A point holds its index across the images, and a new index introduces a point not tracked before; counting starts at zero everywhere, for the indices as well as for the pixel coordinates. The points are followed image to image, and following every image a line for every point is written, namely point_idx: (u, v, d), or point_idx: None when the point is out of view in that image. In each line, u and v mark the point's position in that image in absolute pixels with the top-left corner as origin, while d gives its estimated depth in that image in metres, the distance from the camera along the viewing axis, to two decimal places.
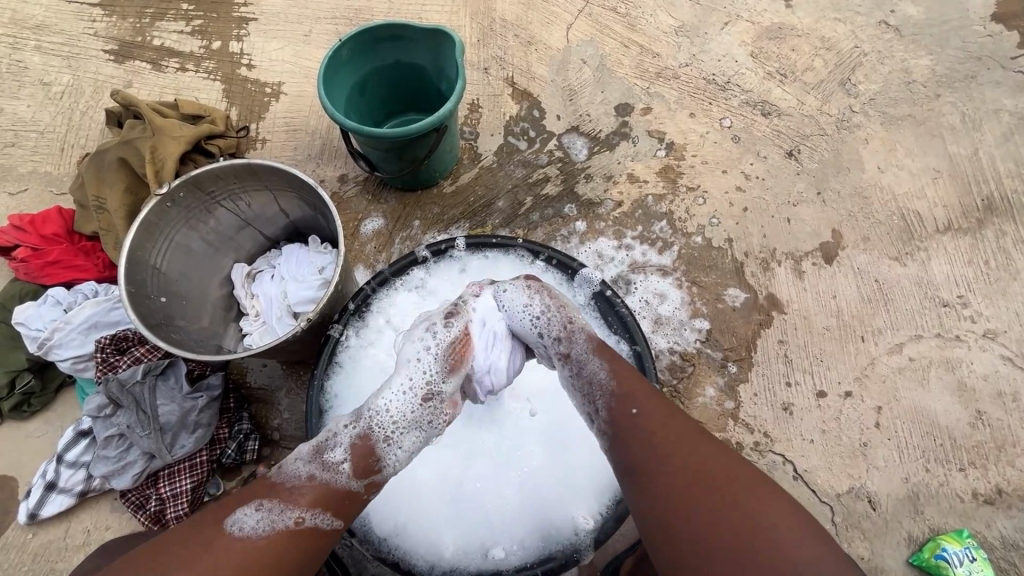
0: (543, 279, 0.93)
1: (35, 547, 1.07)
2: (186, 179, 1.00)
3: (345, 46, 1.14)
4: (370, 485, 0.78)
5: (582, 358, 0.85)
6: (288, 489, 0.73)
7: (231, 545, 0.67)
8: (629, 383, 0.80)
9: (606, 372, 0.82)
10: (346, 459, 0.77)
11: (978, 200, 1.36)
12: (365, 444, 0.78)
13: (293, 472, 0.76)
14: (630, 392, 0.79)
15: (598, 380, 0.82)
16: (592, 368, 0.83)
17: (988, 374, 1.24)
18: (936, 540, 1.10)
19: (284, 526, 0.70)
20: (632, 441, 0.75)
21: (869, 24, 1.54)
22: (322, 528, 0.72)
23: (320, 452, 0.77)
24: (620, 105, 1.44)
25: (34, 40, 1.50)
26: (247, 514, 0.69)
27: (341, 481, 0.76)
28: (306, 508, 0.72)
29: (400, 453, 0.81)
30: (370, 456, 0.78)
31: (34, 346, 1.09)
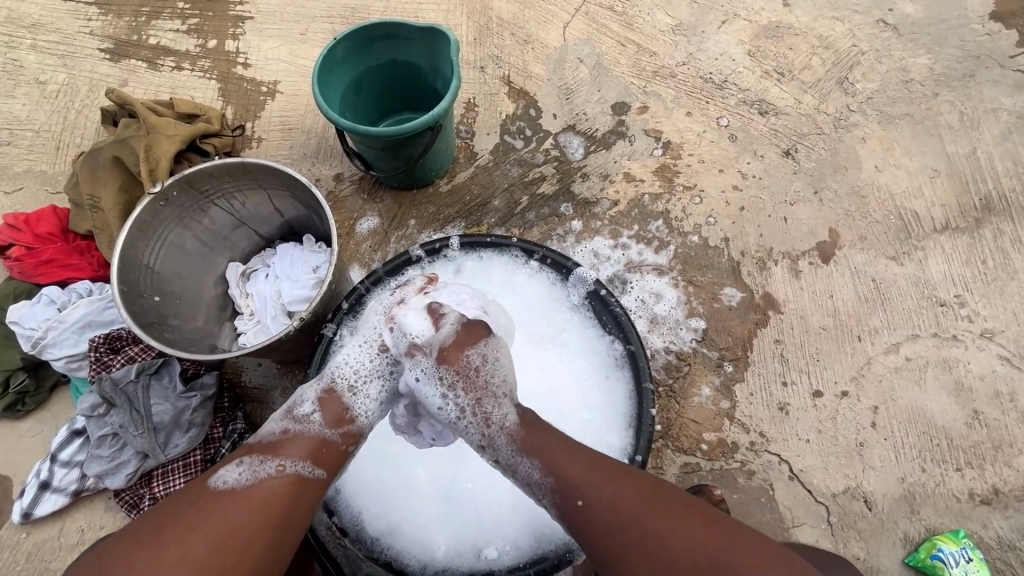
0: (458, 368, 0.88)
1: (28, 546, 1.07)
2: (179, 178, 1.00)
3: (340, 44, 1.14)
4: (344, 435, 0.82)
5: (512, 460, 0.80)
6: (265, 445, 0.77)
7: (215, 500, 0.70)
8: (566, 468, 0.75)
9: (541, 467, 0.77)
10: (316, 410, 0.82)
11: (976, 199, 1.36)
12: (333, 397, 0.84)
13: (269, 432, 0.80)
14: (570, 478, 0.75)
15: (535, 477, 0.77)
16: (526, 468, 0.78)
17: (985, 373, 1.23)
18: (932, 540, 1.10)
19: (267, 473, 0.73)
20: (589, 535, 0.72)
21: (867, 22, 1.54)
22: (305, 474, 0.74)
23: (290, 409, 0.83)
24: (617, 104, 1.43)
25: (30, 38, 1.50)
26: (230, 470, 0.73)
27: (315, 430, 0.80)
28: (287, 456, 0.75)
29: (368, 402, 0.87)
30: (338, 407, 0.84)
31: (28, 345, 1.09)
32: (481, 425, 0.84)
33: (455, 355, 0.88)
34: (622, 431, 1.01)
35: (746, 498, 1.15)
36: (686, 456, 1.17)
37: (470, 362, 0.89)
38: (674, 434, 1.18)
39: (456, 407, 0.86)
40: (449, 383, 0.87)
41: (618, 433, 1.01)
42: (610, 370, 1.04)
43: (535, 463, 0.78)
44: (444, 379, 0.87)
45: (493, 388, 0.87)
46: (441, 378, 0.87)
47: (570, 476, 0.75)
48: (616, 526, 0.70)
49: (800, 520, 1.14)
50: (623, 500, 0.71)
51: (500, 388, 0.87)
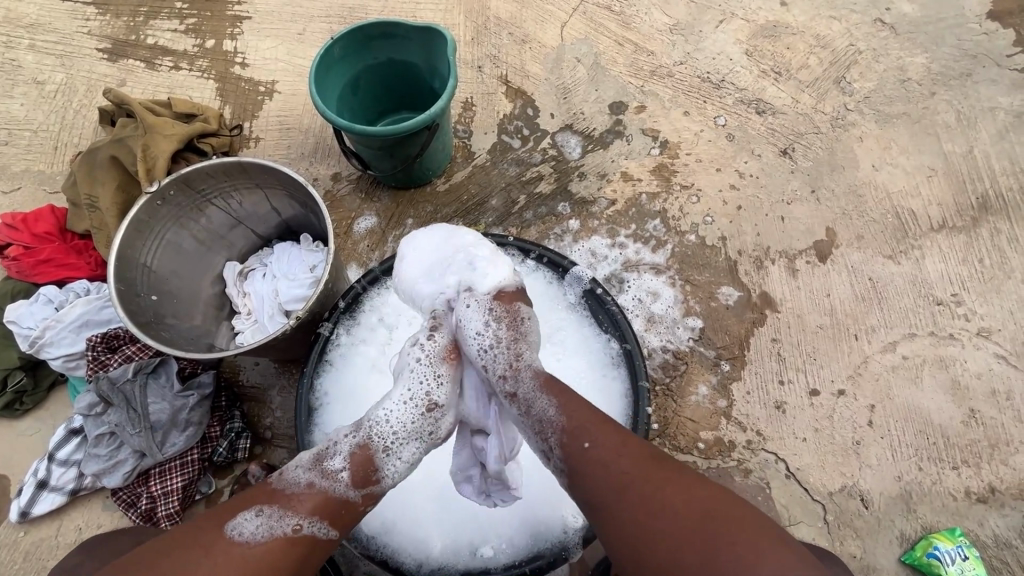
0: (508, 308, 0.91)
1: (27, 545, 1.07)
2: (177, 177, 1.00)
3: (337, 43, 1.14)
4: (367, 494, 0.78)
5: (530, 396, 0.82)
6: (288, 495, 0.73)
7: (231, 551, 0.67)
8: (578, 414, 0.77)
9: (557, 407, 0.79)
10: (345, 468, 0.77)
11: (973, 198, 1.36)
12: (364, 451, 0.79)
13: (293, 480, 0.76)
14: (581, 423, 0.76)
15: (550, 415, 0.79)
16: (541, 405, 0.80)
17: (982, 372, 1.23)
18: (928, 538, 1.10)
19: (282, 532, 0.69)
20: (586, 482, 0.72)
21: (864, 22, 1.54)
22: (319, 536, 0.71)
23: (319, 459, 0.78)
24: (614, 104, 1.44)
25: (28, 38, 1.50)
26: (247, 519, 0.69)
27: (338, 489, 0.75)
28: (304, 514, 0.72)
29: (398, 463, 0.81)
30: (368, 464, 0.78)
31: (26, 344, 1.09)
32: (509, 358, 0.86)
33: (509, 297, 0.93)
34: None
35: (743, 497, 1.15)
36: (683, 454, 1.18)
37: (518, 310, 0.92)
38: (671, 433, 1.19)
39: (494, 338, 0.89)
40: (496, 316, 0.90)
41: None
42: (607, 369, 1.04)
43: (551, 404, 0.79)
44: (493, 311, 0.90)
45: (530, 339, 0.90)
46: (489, 310, 0.91)
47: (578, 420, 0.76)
48: (616, 473, 0.70)
49: (796, 518, 1.14)
50: (629, 451, 0.72)
51: (535, 342, 0.90)
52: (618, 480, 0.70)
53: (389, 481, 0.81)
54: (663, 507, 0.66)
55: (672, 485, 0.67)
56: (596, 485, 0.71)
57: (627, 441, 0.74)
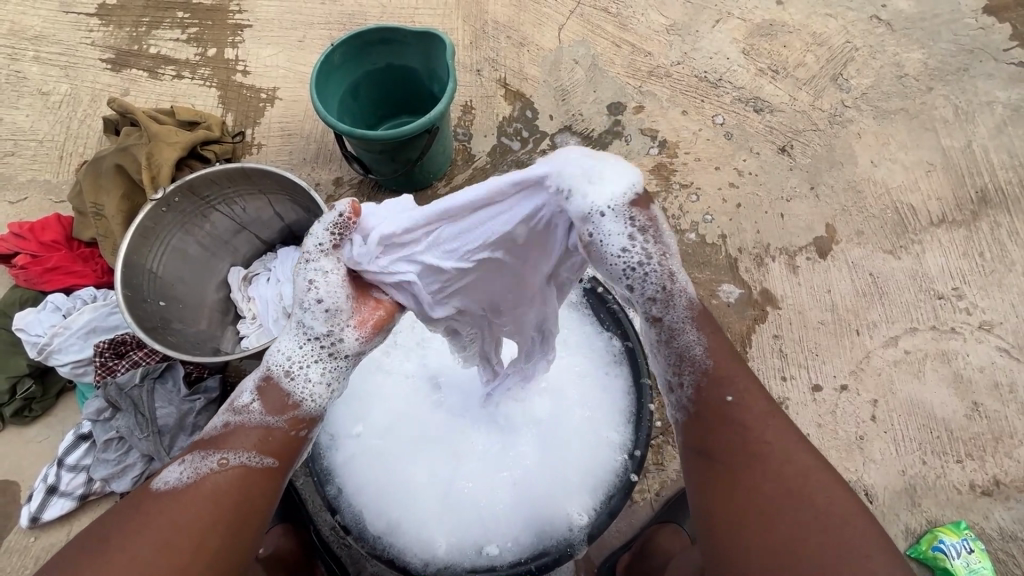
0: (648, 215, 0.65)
1: (37, 550, 1.08)
2: (180, 184, 1.02)
3: (336, 51, 1.16)
4: (292, 420, 0.68)
5: (677, 325, 0.69)
6: (208, 440, 0.67)
7: (159, 500, 0.61)
8: (725, 363, 0.69)
9: (705, 346, 0.69)
10: (253, 398, 0.68)
11: (973, 192, 1.36)
12: (270, 383, 0.68)
13: (211, 427, 0.69)
14: (725, 371, 0.69)
15: (694, 352, 0.69)
16: (688, 338, 0.69)
17: (985, 366, 1.24)
18: (933, 532, 1.11)
19: (208, 469, 0.63)
20: (717, 434, 0.67)
21: (860, 19, 1.55)
22: (250, 464, 0.63)
23: (230, 401, 0.69)
24: (612, 104, 1.45)
25: (33, 50, 1.52)
26: (172, 471, 0.64)
27: (257, 419, 0.67)
28: (229, 449, 0.65)
29: (312, 386, 0.69)
30: (279, 392, 0.68)
31: (35, 351, 1.10)
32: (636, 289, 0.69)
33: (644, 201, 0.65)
34: (620, 427, 1.00)
35: None
36: None
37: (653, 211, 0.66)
38: None
39: (643, 251, 0.65)
40: (640, 228, 0.64)
41: (617, 429, 1.00)
42: (610, 367, 1.05)
43: (700, 339, 0.69)
44: (636, 222, 0.64)
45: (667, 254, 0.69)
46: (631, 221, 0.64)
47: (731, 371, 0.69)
48: (756, 438, 0.65)
49: None
50: (773, 423, 0.66)
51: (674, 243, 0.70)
52: (756, 447, 0.65)
53: (317, 404, 0.69)
54: (791, 487, 0.62)
55: (807, 472, 0.63)
56: (729, 441, 0.66)
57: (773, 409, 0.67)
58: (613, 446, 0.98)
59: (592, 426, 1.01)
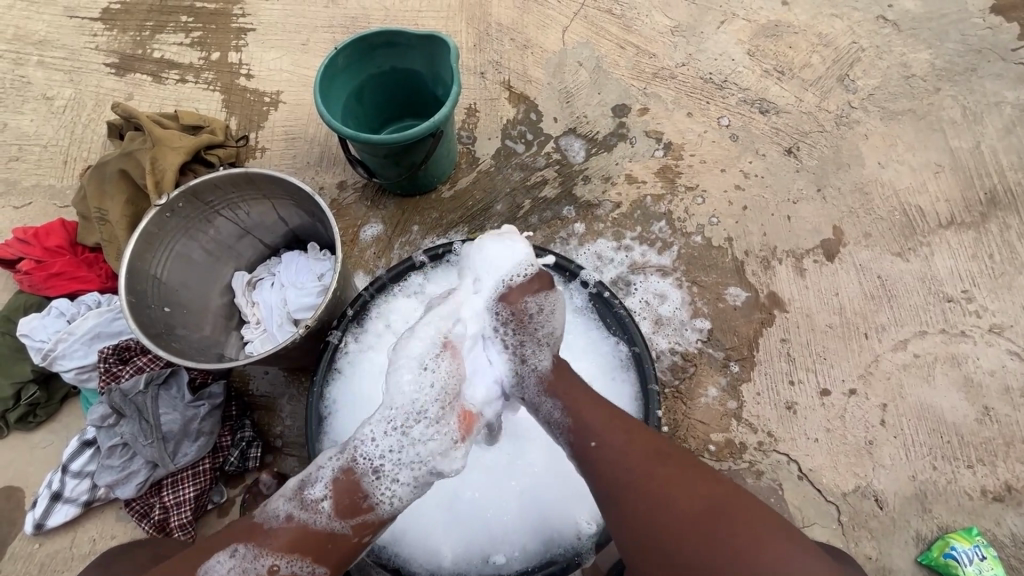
0: (513, 311, 0.89)
1: (41, 557, 1.08)
2: (184, 190, 1.01)
3: (340, 54, 1.15)
4: (359, 526, 0.74)
5: (535, 398, 0.84)
6: (266, 531, 0.72)
7: None
8: (586, 416, 0.78)
9: (562, 407, 0.81)
10: (327, 497, 0.73)
11: (982, 193, 1.35)
12: (347, 477, 0.75)
13: (273, 512, 0.73)
14: (586, 419, 0.78)
15: (556, 417, 0.81)
16: (547, 408, 0.82)
17: (995, 369, 1.22)
18: (945, 538, 1.09)
19: (256, 574, 0.68)
20: (597, 475, 0.74)
21: (866, 19, 1.53)
22: (300, 575, 0.69)
23: (299, 489, 0.74)
24: (617, 107, 1.44)
25: (37, 55, 1.52)
26: (220, 562, 0.69)
27: (321, 524, 0.72)
28: (281, 555, 0.69)
29: (390, 490, 0.76)
30: (354, 494, 0.74)
31: (39, 357, 1.10)
32: (513, 364, 0.87)
33: (515, 297, 0.90)
34: None
35: None
36: (693, 457, 1.17)
37: (525, 308, 0.90)
38: (681, 436, 1.18)
39: (501, 343, 0.88)
40: (502, 321, 0.89)
41: None
42: (617, 372, 1.04)
43: (556, 409, 0.81)
44: (499, 315, 0.89)
45: (539, 335, 0.89)
46: (496, 316, 0.90)
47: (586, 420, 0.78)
48: (620, 465, 0.72)
49: (810, 520, 1.13)
50: (633, 442, 0.74)
51: (545, 337, 0.89)
52: (620, 473, 0.72)
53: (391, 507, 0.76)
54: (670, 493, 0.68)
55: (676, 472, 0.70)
56: (606, 480, 0.72)
57: (628, 432, 0.76)
58: None
59: None
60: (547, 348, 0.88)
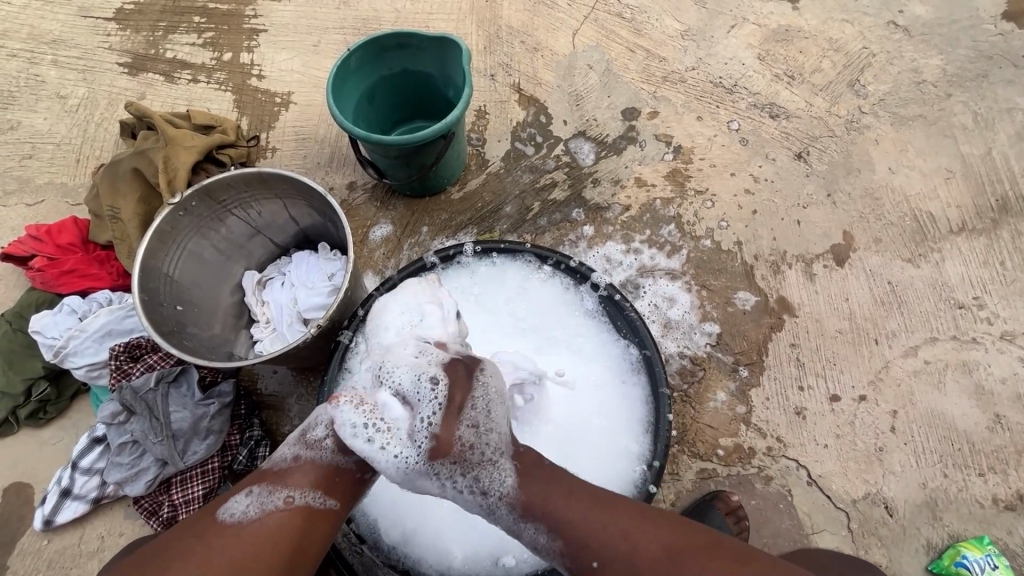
0: (454, 455, 0.77)
1: (50, 553, 1.08)
2: (198, 188, 1.02)
3: (353, 55, 1.16)
4: (362, 461, 0.79)
5: (514, 527, 0.75)
6: (277, 472, 0.76)
7: (225, 531, 0.70)
8: (581, 530, 0.70)
9: (547, 531, 0.72)
10: (330, 433, 0.78)
11: (993, 200, 1.34)
12: (347, 431, 0.79)
13: (281, 457, 0.78)
14: (584, 535, 0.70)
15: (542, 541, 0.73)
16: (530, 535, 0.73)
17: (1007, 377, 1.22)
18: (956, 547, 1.08)
19: (274, 507, 0.72)
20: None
21: (877, 24, 1.53)
22: (314, 506, 0.73)
23: (303, 433, 0.79)
24: (626, 110, 1.44)
25: (51, 54, 1.53)
26: (237, 501, 0.72)
27: (328, 458, 0.77)
28: (295, 486, 0.74)
29: None
30: (352, 436, 0.79)
31: (50, 353, 1.10)
32: (473, 496, 0.77)
33: (446, 442, 0.77)
34: (639, 437, 0.99)
35: (764, 504, 1.14)
36: (702, 461, 1.16)
37: (462, 442, 0.78)
38: (690, 440, 1.18)
39: (455, 490, 0.77)
40: (448, 473, 0.77)
41: (635, 439, 0.99)
42: (627, 376, 1.03)
43: (538, 533, 0.73)
44: (438, 472, 0.77)
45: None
46: (436, 471, 0.77)
47: (580, 535, 0.70)
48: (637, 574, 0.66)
49: (820, 526, 1.13)
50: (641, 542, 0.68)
51: (496, 447, 0.79)
52: None
53: None
54: None
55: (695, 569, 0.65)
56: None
57: (630, 535, 0.69)
58: (631, 456, 0.98)
59: (611, 437, 1.01)
60: (504, 461, 0.78)
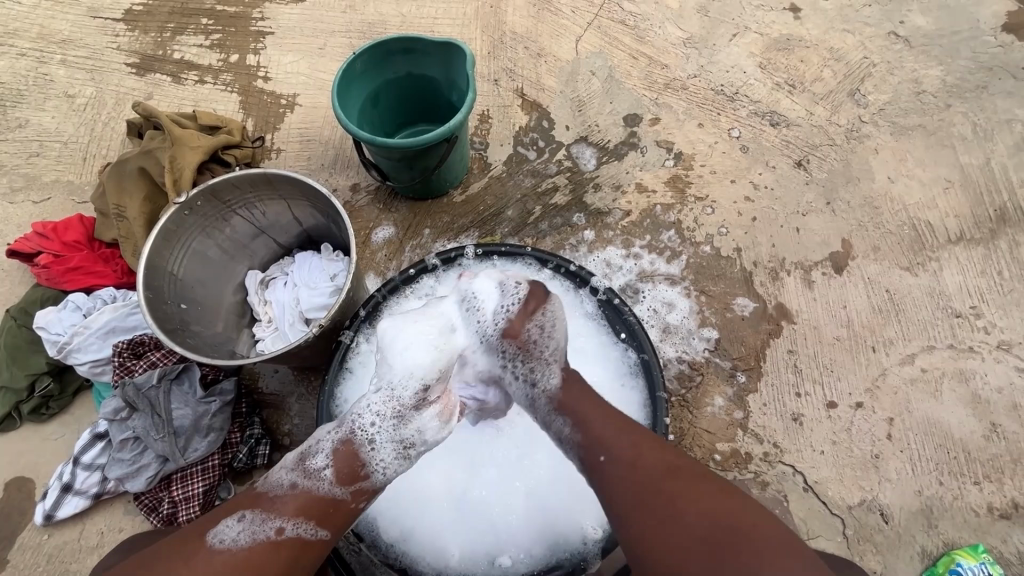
0: (518, 343, 0.91)
1: (50, 548, 1.09)
2: (204, 189, 1.03)
3: (358, 59, 1.17)
4: (357, 492, 0.79)
5: (546, 418, 0.85)
6: (271, 498, 0.76)
7: (213, 558, 0.69)
8: (597, 427, 0.79)
9: (572, 425, 0.81)
10: (328, 466, 0.79)
11: (991, 210, 1.35)
12: (347, 449, 0.81)
13: (277, 482, 0.78)
14: (599, 436, 0.78)
15: (565, 435, 0.82)
16: (558, 424, 0.83)
17: (1003, 386, 1.22)
18: (950, 555, 1.09)
19: (264, 537, 0.72)
20: (607, 489, 0.74)
21: (878, 35, 1.54)
22: (305, 537, 0.74)
23: (303, 459, 0.80)
24: (628, 116, 1.45)
25: (61, 54, 1.55)
26: (229, 526, 0.73)
27: (324, 490, 0.77)
28: (288, 517, 0.74)
29: (387, 458, 0.82)
30: (351, 462, 0.80)
31: (54, 349, 1.11)
32: (526, 387, 0.88)
33: (517, 329, 0.91)
34: None
35: None
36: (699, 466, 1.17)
37: (528, 335, 0.91)
38: (687, 444, 1.18)
39: (514, 375, 0.90)
40: (511, 355, 0.91)
41: None
42: (625, 379, 1.04)
43: (564, 426, 0.82)
44: (507, 351, 0.91)
45: (545, 355, 0.89)
46: (503, 351, 0.91)
47: (596, 433, 0.78)
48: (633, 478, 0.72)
49: (815, 532, 1.13)
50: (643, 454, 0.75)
51: (551, 355, 0.89)
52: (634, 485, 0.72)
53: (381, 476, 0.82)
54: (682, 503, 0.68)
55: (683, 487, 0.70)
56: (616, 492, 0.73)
57: (639, 446, 0.76)
58: None
59: None
60: (554, 365, 0.88)
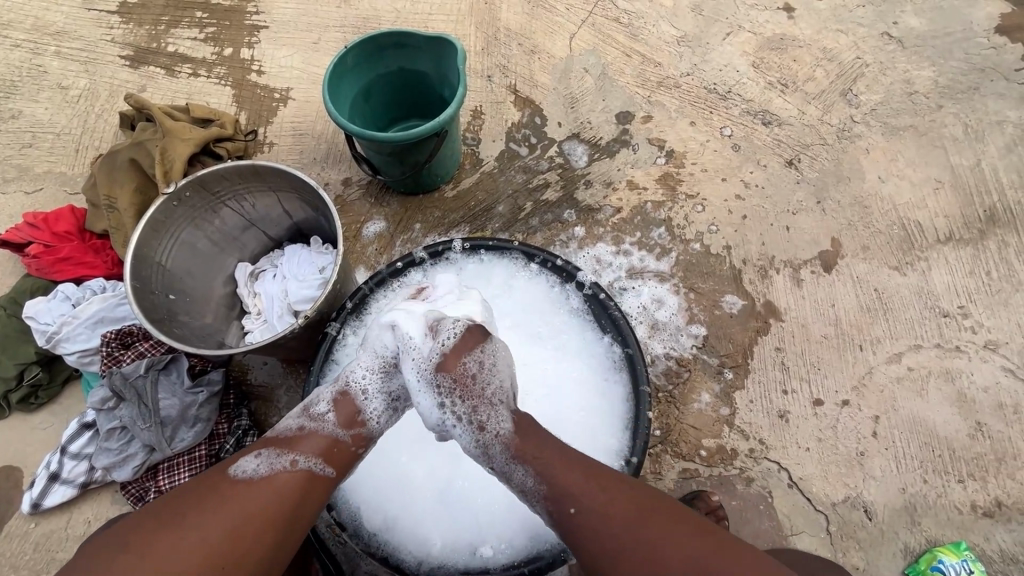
0: (455, 376, 0.83)
1: (37, 536, 1.09)
2: (192, 180, 1.03)
3: (349, 53, 1.17)
4: (357, 436, 0.81)
5: (506, 468, 0.78)
6: (283, 438, 0.78)
7: (234, 487, 0.72)
8: (563, 478, 0.75)
9: (535, 476, 0.76)
10: (331, 410, 0.81)
11: (981, 211, 1.36)
12: (346, 398, 0.82)
13: (285, 427, 0.80)
14: (566, 486, 0.74)
15: (530, 486, 0.76)
16: (520, 478, 0.77)
17: (989, 385, 1.23)
18: (933, 552, 1.09)
19: (281, 467, 0.74)
20: (580, 544, 0.72)
21: (871, 35, 1.55)
22: (315, 471, 0.75)
23: (306, 407, 0.82)
24: (621, 114, 1.46)
25: (55, 45, 1.55)
26: (249, 460, 0.74)
27: (328, 429, 0.79)
28: (301, 451, 0.76)
29: (379, 409, 0.83)
30: (352, 408, 0.81)
31: (43, 339, 1.12)
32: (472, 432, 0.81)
33: (451, 362, 0.83)
34: (619, 433, 1.01)
35: (744, 505, 1.15)
36: (685, 461, 1.18)
37: (465, 369, 0.84)
38: (673, 439, 1.19)
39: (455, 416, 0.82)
40: (447, 391, 0.83)
41: (615, 435, 1.01)
42: (609, 374, 1.05)
43: (528, 474, 0.77)
44: (441, 387, 0.83)
45: (488, 395, 0.83)
46: (437, 386, 0.83)
47: (566, 485, 0.74)
48: (611, 532, 0.70)
49: (799, 528, 1.14)
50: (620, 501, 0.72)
51: (495, 396, 0.84)
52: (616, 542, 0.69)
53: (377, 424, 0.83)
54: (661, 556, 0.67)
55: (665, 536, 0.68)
56: (593, 548, 0.70)
57: (610, 491, 0.73)
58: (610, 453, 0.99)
59: (591, 431, 1.02)
60: (503, 408, 0.82)
